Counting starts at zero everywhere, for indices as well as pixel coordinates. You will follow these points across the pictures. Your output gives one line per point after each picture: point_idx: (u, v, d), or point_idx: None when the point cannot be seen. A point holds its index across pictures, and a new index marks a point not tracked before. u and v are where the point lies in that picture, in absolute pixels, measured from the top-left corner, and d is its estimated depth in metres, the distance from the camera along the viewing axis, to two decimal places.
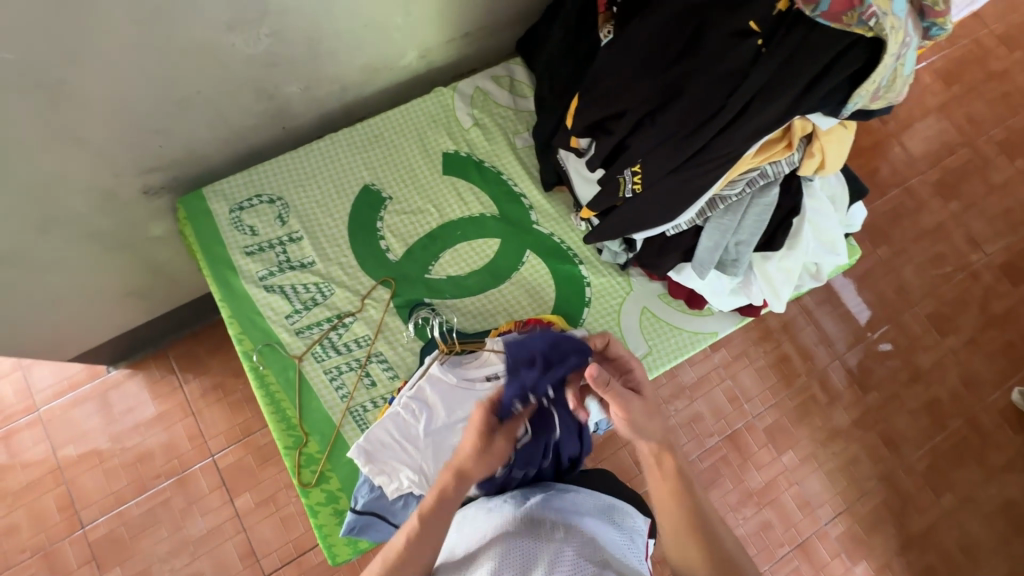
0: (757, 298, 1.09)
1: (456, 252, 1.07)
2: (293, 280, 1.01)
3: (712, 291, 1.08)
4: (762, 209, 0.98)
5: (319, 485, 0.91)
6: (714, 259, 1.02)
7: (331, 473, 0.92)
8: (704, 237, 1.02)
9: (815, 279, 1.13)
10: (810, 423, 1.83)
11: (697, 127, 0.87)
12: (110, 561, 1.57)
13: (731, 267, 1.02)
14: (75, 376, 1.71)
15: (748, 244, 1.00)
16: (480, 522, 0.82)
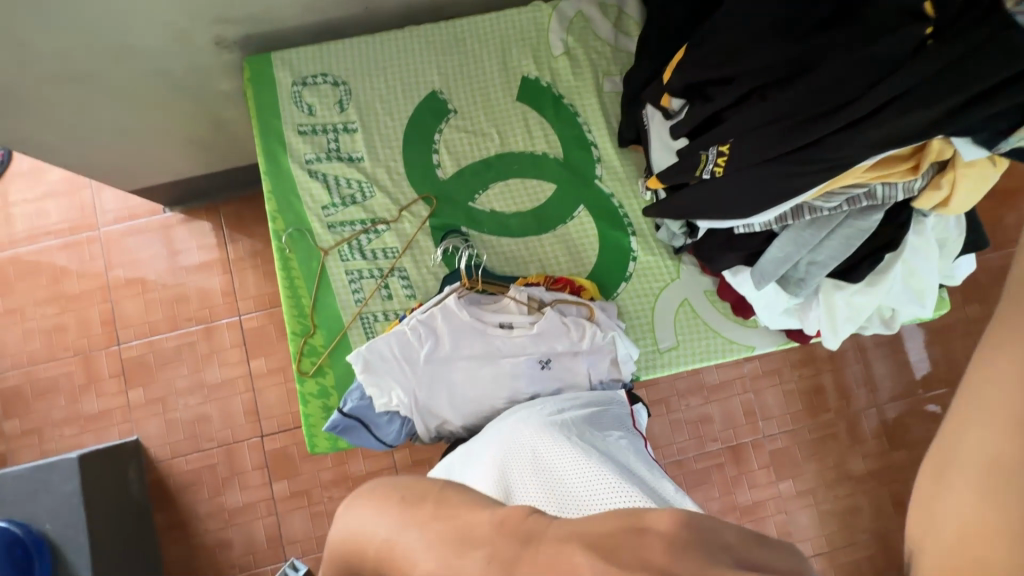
0: (812, 329, 1.01)
1: (507, 186, 1.01)
2: (337, 171, 0.99)
3: (765, 307, 0.98)
4: (850, 234, 0.86)
5: (315, 378, 0.94)
6: (778, 272, 0.91)
7: (329, 370, 0.95)
8: (775, 246, 0.91)
9: (885, 326, 1.04)
10: (819, 459, 1.75)
11: (806, 120, 0.76)
12: (136, 380, 1.73)
13: (793, 286, 0.93)
14: (136, 208, 1.81)
15: (821, 268, 0.89)
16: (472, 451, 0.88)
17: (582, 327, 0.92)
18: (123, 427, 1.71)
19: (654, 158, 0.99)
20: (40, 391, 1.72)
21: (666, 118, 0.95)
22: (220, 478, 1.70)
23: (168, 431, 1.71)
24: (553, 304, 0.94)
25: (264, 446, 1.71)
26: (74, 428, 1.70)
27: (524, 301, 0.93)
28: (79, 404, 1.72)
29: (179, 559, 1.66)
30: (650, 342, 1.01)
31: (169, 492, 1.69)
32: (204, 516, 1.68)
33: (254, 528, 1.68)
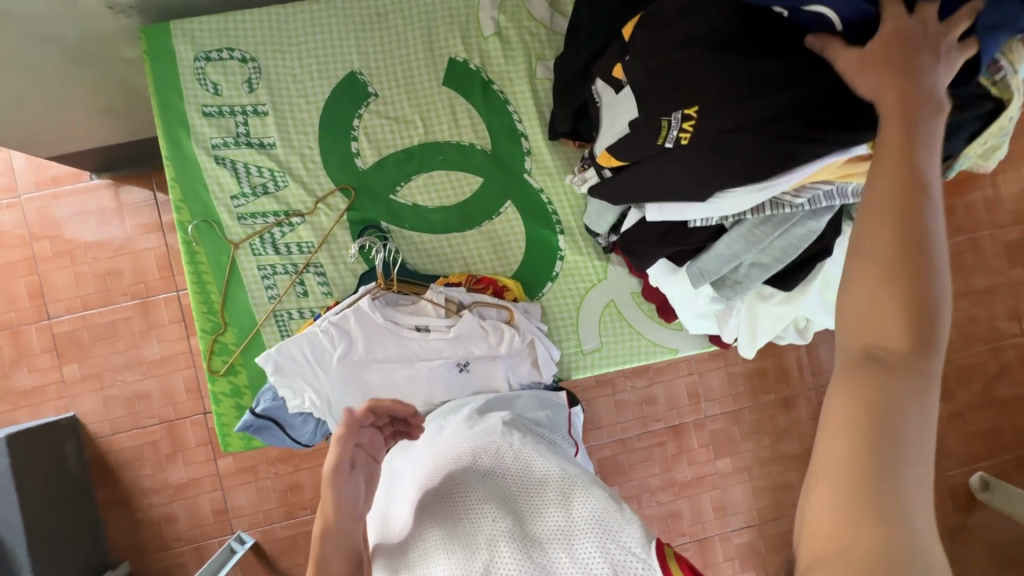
0: (728, 335, 1.04)
1: (430, 179, 1.00)
2: (247, 158, 0.96)
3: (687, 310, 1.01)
4: (786, 245, 0.85)
5: (226, 375, 0.96)
6: (720, 271, 0.90)
7: (241, 368, 0.97)
8: (709, 254, 0.90)
9: (799, 335, 1.08)
10: (758, 438, 1.82)
11: (722, 100, 0.73)
12: (68, 355, 1.67)
13: (728, 288, 0.93)
14: (59, 173, 1.70)
15: (763, 270, 0.89)
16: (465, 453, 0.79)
17: (499, 330, 0.95)
18: (58, 402, 1.66)
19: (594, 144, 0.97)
20: None
21: (618, 92, 0.87)
22: (163, 454, 1.68)
23: (106, 407, 1.67)
24: (471, 307, 0.95)
25: (207, 423, 1.69)
26: (7, 403, 1.65)
27: (443, 303, 0.95)
28: (9, 380, 1.66)
29: (124, 531, 1.67)
30: (574, 344, 1.05)
31: (110, 467, 1.67)
32: (148, 491, 1.68)
33: (199, 502, 1.68)
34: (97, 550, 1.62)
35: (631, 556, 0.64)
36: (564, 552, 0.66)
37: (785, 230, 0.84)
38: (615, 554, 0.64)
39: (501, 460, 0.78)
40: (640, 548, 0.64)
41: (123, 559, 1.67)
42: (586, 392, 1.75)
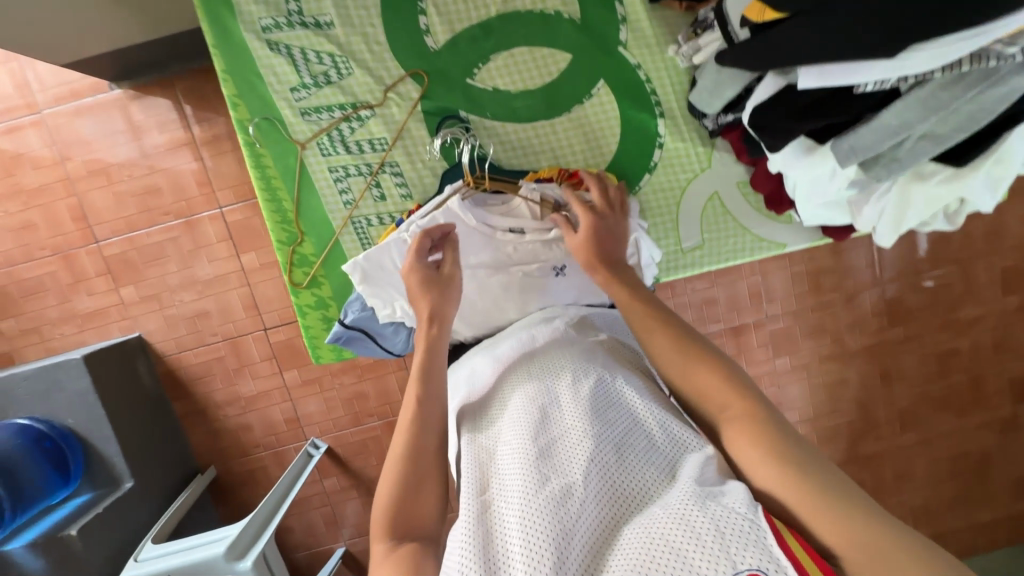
0: (865, 226, 1.02)
1: (509, 63, 1.09)
2: (304, 41, 1.04)
3: (807, 195, 1.01)
4: (972, 111, 0.75)
5: (308, 287, 1.16)
6: (874, 148, 0.81)
7: (322, 280, 1.16)
8: (869, 126, 0.81)
9: (947, 221, 1.01)
10: (818, 337, 1.79)
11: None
12: (123, 277, 1.66)
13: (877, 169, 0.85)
14: (76, 84, 1.57)
15: (933, 144, 0.79)
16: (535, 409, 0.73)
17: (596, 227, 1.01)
18: (122, 324, 1.69)
19: (704, 14, 1.03)
20: (28, 291, 1.66)
21: None
22: (230, 370, 1.72)
23: (168, 327, 1.69)
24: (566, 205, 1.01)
25: (268, 338, 1.71)
26: (73, 326, 1.68)
27: (537, 201, 1.00)
28: (71, 304, 1.67)
29: (205, 440, 1.76)
30: (675, 242, 1.19)
31: (181, 383, 1.73)
32: (221, 403, 1.74)
33: (271, 413, 1.75)
34: (184, 456, 1.73)
35: (736, 516, 0.54)
36: (659, 508, 0.57)
37: (979, 92, 0.72)
38: (718, 515, 0.54)
39: (604, 397, 0.73)
40: (750, 510, 0.55)
41: (209, 464, 1.78)
42: None
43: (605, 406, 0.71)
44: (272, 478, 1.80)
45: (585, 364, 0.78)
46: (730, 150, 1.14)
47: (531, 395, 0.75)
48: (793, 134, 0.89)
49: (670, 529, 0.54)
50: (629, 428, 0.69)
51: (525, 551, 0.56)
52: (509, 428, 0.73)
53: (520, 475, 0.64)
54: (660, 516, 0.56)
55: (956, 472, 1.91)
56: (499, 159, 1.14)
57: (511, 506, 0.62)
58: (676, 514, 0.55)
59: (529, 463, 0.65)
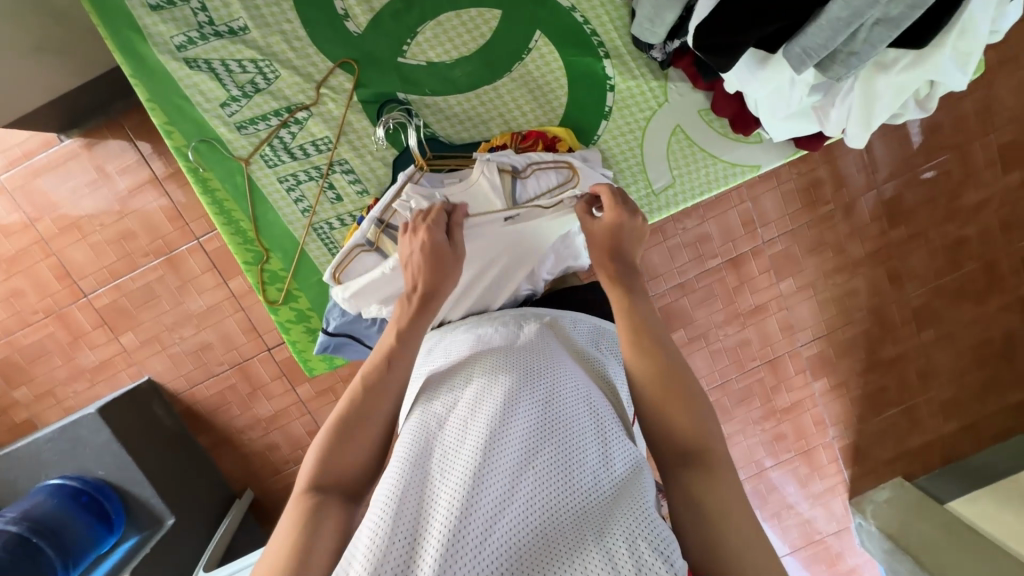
0: (834, 130, 0.98)
1: (439, 33, 1.05)
2: (222, 52, 1.01)
3: (769, 113, 0.96)
4: None
5: (285, 303, 1.15)
6: (829, 45, 0.78)
7: (298, 295, 1.15)
8: (818, 22, 0.77)
9: (921, 108, 0.97)
10: (819, 253, 1.76)
11: None
12: (120, 325, 1.67)
13: (837, 67, 0.82)
14: (27, 143, 1.55)
15: (890, 27, 0.75)
16: (487, 405, 0.69)
17: (561, 184, 1.01)
18: (130, 371, 1.70)
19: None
20: (32, 357, 1.68)
21: None
22: (245, 395, 1.74)
23: (175, 365, 1.70)
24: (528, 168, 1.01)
25: (274, 358, 1.72)
26: (85, 382, 1.70)
27: (497, 170, 0.99)
28: (76, 361, 1.69)
29: (235, 467, 1.80)
30: (645, 185, 1.15)
31: (200, 417, 1.75)
32: (243, 429, 1.77)
33: (293, 428, 1.78)
34: (219, 485, 1.77)
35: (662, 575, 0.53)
36: (592, 542, 0.56)
37: None
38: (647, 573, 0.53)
39: (566, 405, 0.70)
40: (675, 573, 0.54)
41: (245, 488, 1.82)
42: None
43: (565, 414, 0.69)
44: None
45: (556, 367, 0.75)
46: (685, 78, 1.11)
47: (496, 384, 0.71)
48: (742, 45, 0.82)
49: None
50: (584, 440, 0.67)
51: (447, 554, 0.55)
52: (464, 411, 0.69)
53: (462, 474, 0.62)
54: (592, 554, 0.54)
55: (980, 360, 1.89)
56: (448, 135, 1.11)
57: (445, 503, 0.60)
58: (607, 558, 0.54)
59: (475, 463, 0.62)
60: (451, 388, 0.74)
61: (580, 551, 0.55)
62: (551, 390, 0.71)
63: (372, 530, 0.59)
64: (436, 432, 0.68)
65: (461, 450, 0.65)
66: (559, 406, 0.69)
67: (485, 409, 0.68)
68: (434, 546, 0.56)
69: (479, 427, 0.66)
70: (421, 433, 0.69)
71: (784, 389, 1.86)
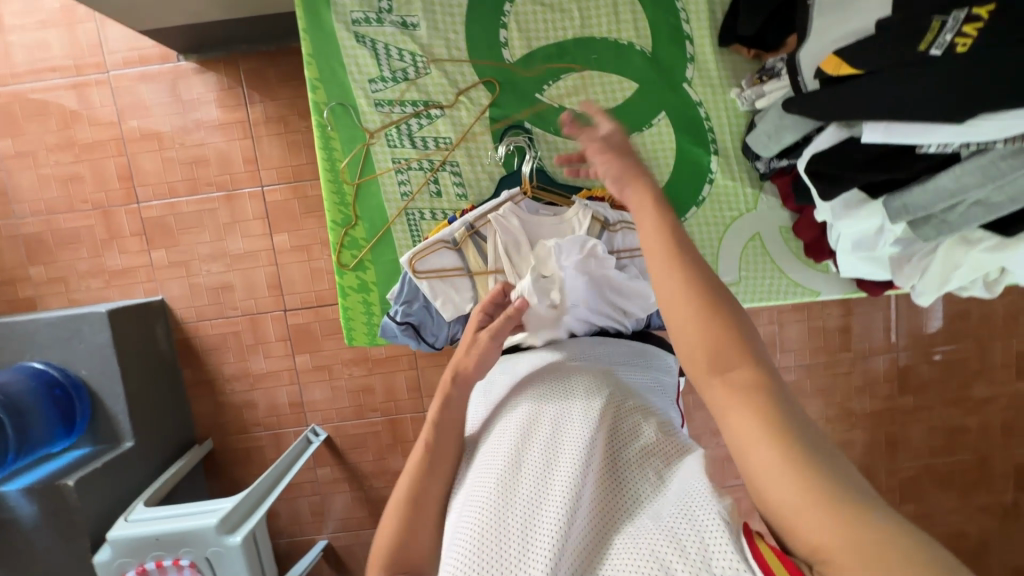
0: (905, 282, 1.03)
1: (577, 84, 1.15)
2: (389, 40, 1.11)
3: (846, 248, 1.05)
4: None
5: (352, 271, 1.19)
6: (927, 208, 0.84)
7: (366, 266, 1.19)
8: (925, 187, 0.84)
9: (986, 289, 1.03)
10: (827, 395, 1.79)
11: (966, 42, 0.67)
12: (156, 239, 1.70)
13: (925, 228, 0.89)
14: (146, 51, 1.64)
15: (987, 210, 0.81)
16: (537, 415, 0.74)
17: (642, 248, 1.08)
18: (147, 286, 1.72)
19: (773, 61, 1.06)
20: (62, 241, 1.70)
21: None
22: (244, 345, 1.74)
23: (191, 295, 1.72)
24: (617, 224, 1.07)
25: (286, 320, 1.73)
26: (99, 281, 1.72)
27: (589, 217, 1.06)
28: (101, 259, 1.71)
29: (207, 412, 1.77)
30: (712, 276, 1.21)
31: (193, 351, 1.74)
32: (229, 378, 1.76)
33: (277, 393, 1.76)
34: (184, 425, 1.74)
35: (719, 526, 0.54)
36: (649, 519, 0.59)
37: None
38: (703, 529, 0.55)
39: (605, 405, 0.74)
40: (731, 521, 0.55)
41: (207, 437, 1.78)
42: None
43: (603, 413, 0.73)
44: (266, 459, 1.80)
45: (590, 375, 0.80)
46: (777, 195, 1.19)
47: (535, 396, 0.78)
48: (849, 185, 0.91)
49: (656, 541, 0.55)
50: (626, 435, 0.71)
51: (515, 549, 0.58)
52: (508, 424, 0.75)
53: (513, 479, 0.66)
54: (650, 528, 0.57)
55: (951, 552, 1.88)
56: (553, 171, 1.18)
57: (502, 503, 0.64)
58: (665, 527, 0.56)
59: (525, 466, 0.67)
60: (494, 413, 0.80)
61: (637, 531, 0.58)
62: (595, 396, 0.76)
63: (450, 553, 0.63)
64: (495, 446, 0.73)
65: (518, 455, 0.69)
66: (606, 410, 0.74)
67: (536, 419, 0.73)
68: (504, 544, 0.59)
69: (530, 434, 0.71)
70: (476, 459, 0.75)
71: None
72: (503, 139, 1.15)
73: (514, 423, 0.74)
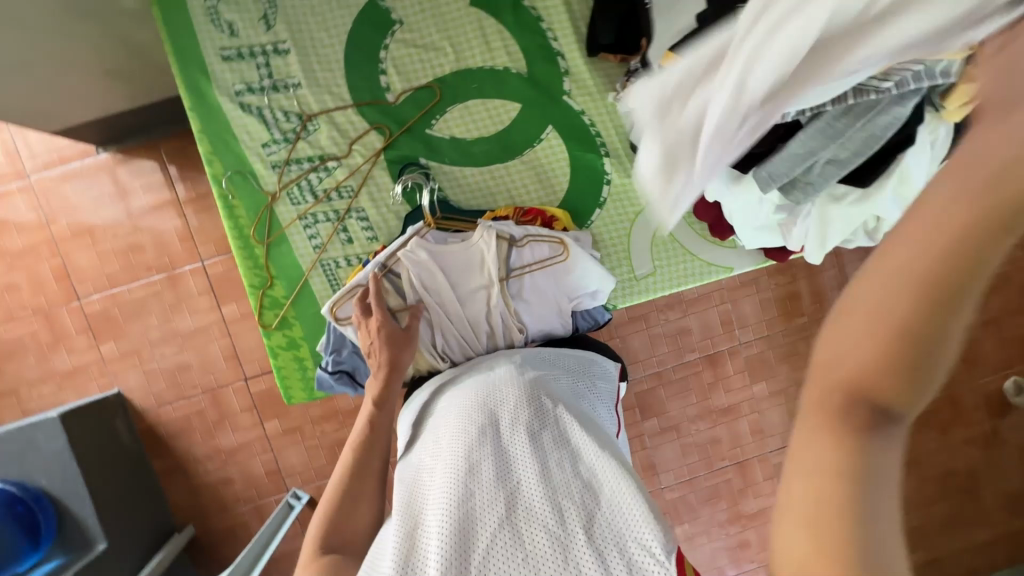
0: (796, 244, 1.09)
1: (463, 113, 1.20)
2: (274, 105, 1.16)
3: (741, 222, 1.09)
4: (865, 138, 0.81)
5: (279, 329, 1.20)
6: (788, 173, 0.88)
7: (291, 323, 1.20)
8: (780, 156, 0.88)
9: (869, 237, 1.08)
10: (792, 361, 1.83)
11: None
12: (104, 332, 1.68)
13: (795, 193, 0.93)
14: (66, 150, 1.65)
15: (842, 165, 0.85)
16: (473, 431, 0.75)
17: (552, 259, 1.10)
18: (101, 381, 1.69)
19: (634, 63, 1.11)
20: (8, 352, 1.67)
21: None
22: (210, 422, 1.71)
23: (148, 382, 1.69)
24: (524, 241, 1.09)
25: (249, 389, 1.71)
26: (52, 386, 1.68)
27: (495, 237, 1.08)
28: (51, 363, 1.68)
29: (183, 497, 1.73)
30: (628, 271, 1.26)
31: (159, 438, 1.71)
32: (201, 458, 1.72)
33: (252, 464, 1.73)
34: (161, 516, 1.69)
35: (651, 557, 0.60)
36: (582, 536, 0.62)
37: (865, 119, 0.78)
38: None
39: (547, 420, 0.77)
40: (661, 550, 0.61)
41: (187, 523, 1.73)
42: (620, 330, 1.76)
43: (540, 428, 0.75)
44: (252, 534, 1.75)
45: (531, 387, 0.82)
46: None
47: (475, 410, 0.78)
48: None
49: (585, 564, 0.60)
50: (561, 446, 0.74)
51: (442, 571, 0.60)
52: (446, 441, 0.76)
53: (445, 501, 0.67)
54: (582, 545, 0.61)
55: (944, 491, 1.91)
56: (458, 200, 1.22)
57: (437, 527, 0.65)
58: (596, 552, 0.61)
59: (460, 484, 0.68)
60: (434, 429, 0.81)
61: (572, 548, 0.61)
62: (531, 409, 0.78)
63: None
64: (430, 469, 0.74)
65: (454, 472, 0.70)
66: (542, 423, 0.76)
67: (472, 434, 0.74)
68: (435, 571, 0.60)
69: (464, 452, 0.72)
70: (410, 480, 0.74)
71: (750, 494, 1.85)
72: (400, 176, 1.18)
73: (452, 440, 0.75)
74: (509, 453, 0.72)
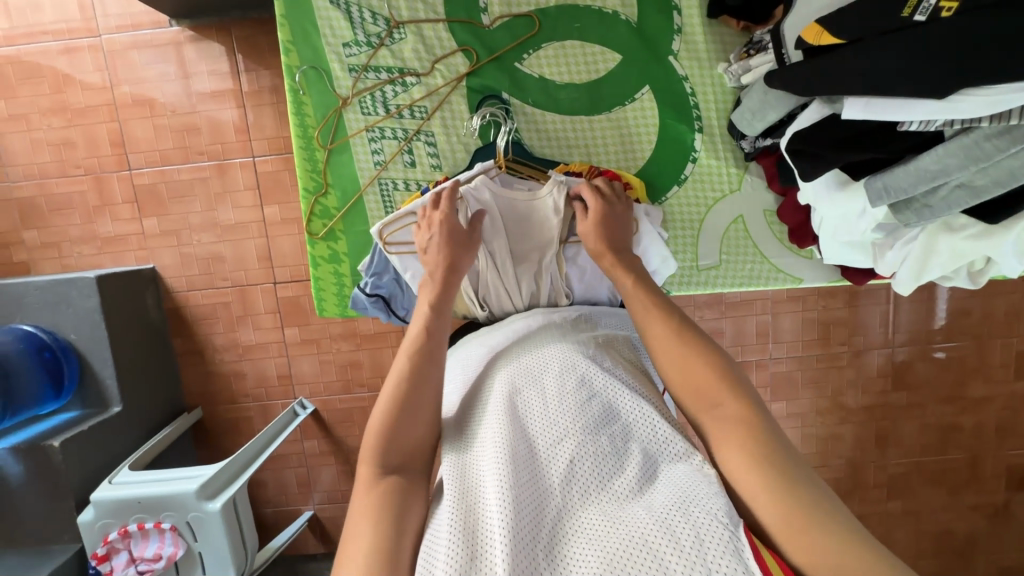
0: (886, 271, 1.02)
1: (556, 54, 1.13)
2: (362, 5, 1.09)
3: (830, 232, 1.04)
4: (1015, 168, 0.72)
5: (324, 240, 1.18)
6: (907, 190, 0.82)
7: (338, 236, 1.19)
8: (906, 168, 0.81)
9: (970, 279, 1.02)
10: (819, 388, 1.77)
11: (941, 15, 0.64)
12: (148, 206, 1.70)
13: (907, 212, 0.86)
14: (138, 15, 1.62)
15: (971, 194, 0.77)
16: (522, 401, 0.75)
17: None
18: (139, 253, 1.72)
19: (761, 34, 1.03)
20: (55, 207, 1.71)
21: None
22: (234, 316, 1.74)
23: (182, 264, 1.72)
24: None
25: (276, 293, 1.73)
26: (92, 248, 1.72)
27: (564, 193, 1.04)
28: (94, 225, 1.71)
29: (197, 381, 1.79)
30: (691, 258, 1.21)
31: (183, 320, 1.75)
32: (219, 348, 1.77)
33: (266, 365, 1.77)
34: (174, 394, 1.75)
35: (716, 523, 0.58)
36: (642, 509, 0.62)
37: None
38: (698, 521, 0.58)
39: (596, 395, 0.76)
40: (727, 519, 0.59)
41: (196, 405, 1.80)
42: None
43: (590, 403, 0.75)
44: (254, 430, 1.82)
45: (579, 361, 0.81)
46: (762, 176, 1.17)
47: (523, 383, 0.79)
48: (830, 164, 0.90)
49: (651, 534, 0.58)
50: (612, 422, 0.74)
51: (501, 534, 0.60)
52: (493, 409, 0.77)
53: (496, 470, 0.67)
54: (643, 516, 0.60)
55: (937, 550, 1.87)
56: (532, 145, 1.16)
57: (491, 492, 0.65)
58: (659, 518, 0.59)
59: (510, 453, 0.68)
60: (478, 401, 0.81)
61: (631, 519, 0.60)
62: (581, 383, 0.78)
63: (436, 538, 0.64)
64: (479, 433, 0.75)
65: (504, 441, 0.70)
66: (593, 399, 0.76)
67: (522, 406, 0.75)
68: (491, 533, 0.61)
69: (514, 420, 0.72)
70: (455, 447, 0.75)
71: None
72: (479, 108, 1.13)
73: (502, 403, 0.76)
74: (560, 425, 0.72)
